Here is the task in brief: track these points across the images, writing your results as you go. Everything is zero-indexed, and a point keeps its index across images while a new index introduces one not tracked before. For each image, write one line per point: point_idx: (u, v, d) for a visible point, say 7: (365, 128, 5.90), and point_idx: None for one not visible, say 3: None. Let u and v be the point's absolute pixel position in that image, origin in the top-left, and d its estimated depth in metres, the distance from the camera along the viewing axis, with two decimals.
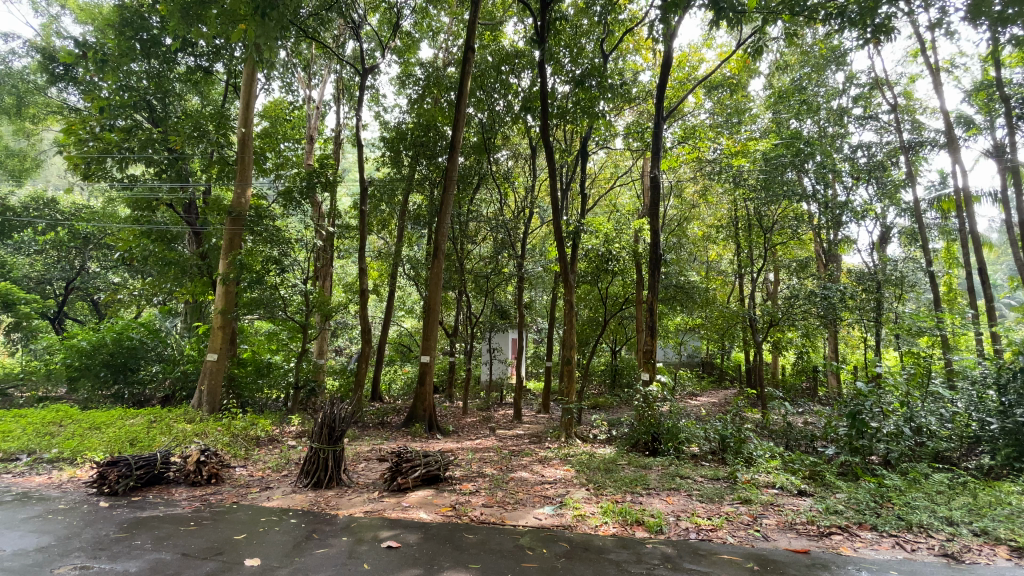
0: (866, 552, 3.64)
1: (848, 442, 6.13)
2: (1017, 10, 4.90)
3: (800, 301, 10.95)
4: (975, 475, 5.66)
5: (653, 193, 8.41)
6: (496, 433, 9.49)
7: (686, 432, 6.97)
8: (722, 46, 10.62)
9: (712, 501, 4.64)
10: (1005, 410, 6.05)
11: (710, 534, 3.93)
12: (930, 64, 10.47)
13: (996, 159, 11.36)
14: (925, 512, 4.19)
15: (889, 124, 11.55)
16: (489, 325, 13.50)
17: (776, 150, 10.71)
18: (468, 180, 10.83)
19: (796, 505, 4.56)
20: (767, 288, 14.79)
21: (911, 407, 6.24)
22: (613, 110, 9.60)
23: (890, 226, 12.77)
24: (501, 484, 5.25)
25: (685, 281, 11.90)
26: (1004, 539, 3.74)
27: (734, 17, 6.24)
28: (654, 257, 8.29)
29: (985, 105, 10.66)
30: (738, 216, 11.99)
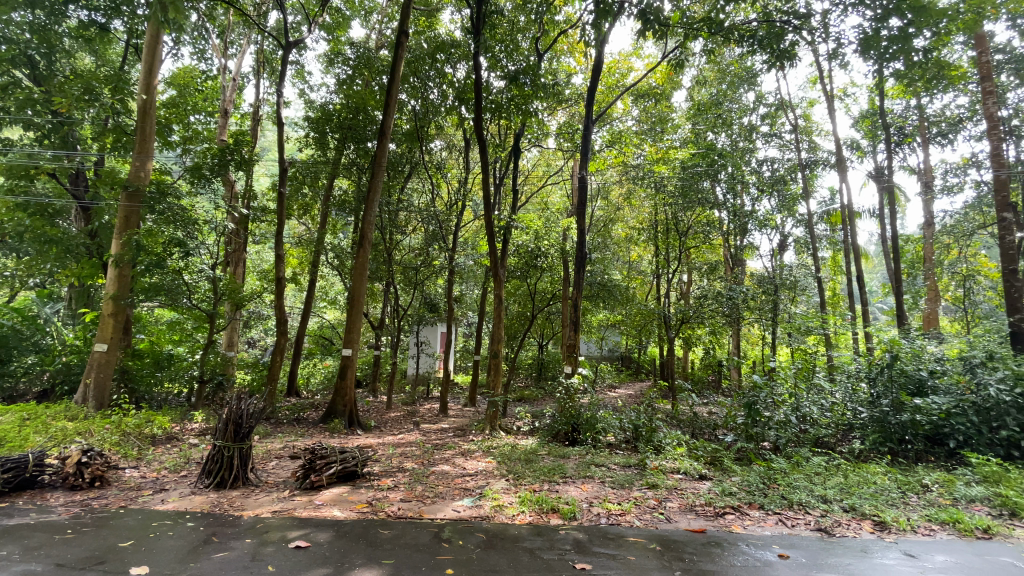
0: (754, 529, 4.02)
1: (744, 429, 6.73)
2: (899, 47, 5.71)
3: (709, 301, 11.89)
4: (847, 457, 6.45)
5: (581, 193, 8.61)
6: (420, 428, 9.35)
7: (602, 423, 7.21)
8: (650, 56, 11.10)
9: (623, 487, 4.89)
10: (873, 401, 6.98)
11: (619, 518, 4.14)
12: (827, 90, 11.64)
13: (877, 179, 12.90)
14: (805, 492, 4.71)
15: (790, 143, 12.72)
16: (417, 318, 13.30)
17: (693, 160, 11.51)
18: (398, 169, 10.53)
19: (697, 488, 4.93)
20: (681, 289, 15.79)
21: (798, 398, 6.93)
22: (546, 109, 9.77)
23: (787, 235, 14.09)
24: (422, 478, 5.19)
25: (608, 280, 12.49)
26: (868, 515, 4.29)
27: (658, 31, 6.62)
28: (580, 255, 8.50)
29: (869, 132, 12.05)
30: (658, 220, 12.67)
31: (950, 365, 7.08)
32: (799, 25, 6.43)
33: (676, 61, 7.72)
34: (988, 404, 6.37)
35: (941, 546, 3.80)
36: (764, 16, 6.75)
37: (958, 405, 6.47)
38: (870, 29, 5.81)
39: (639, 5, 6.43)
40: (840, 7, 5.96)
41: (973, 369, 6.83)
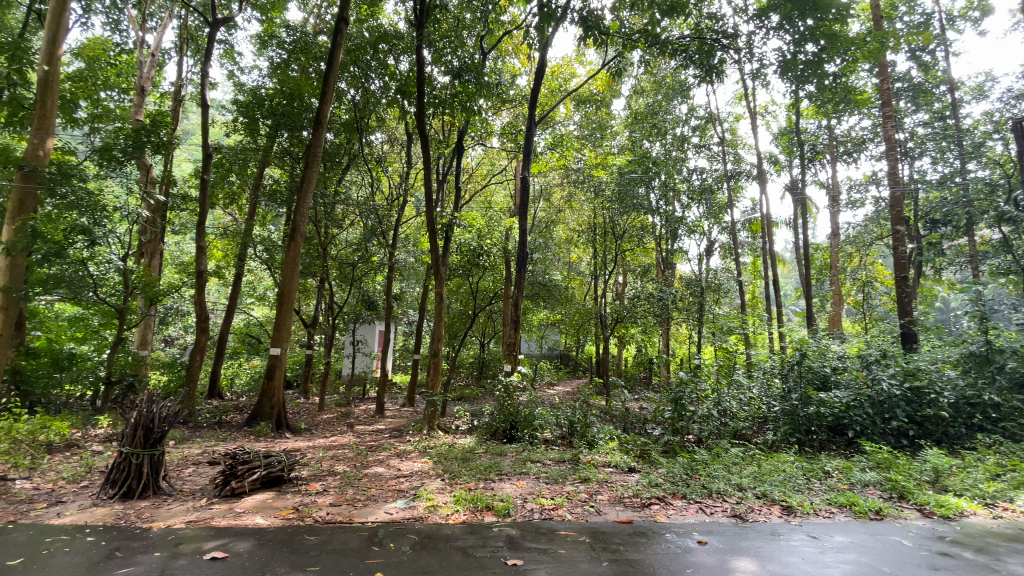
0: (677, 517, 4.26)
1: (671, 423, 7.11)
2: (813, 71, 6.25)
3: (641, 302, 12.46)
4: (762, 447, 6.97)
5: (523, 193, 8.69)
6: (354, 429, 9.07)
7: (540, 420, 7.47)
8: (592, 63, 11.42)
9: (557, 483, 5.00)
10: (785, 395, 7.57)
11: (552, 513, 4.23)
12: (751, 107, 12.50)
13: (792, 191, 14.02)
14: (723, 481, 5.04)
15: (718, 155, 13.54)
16: (354, 315, 12.90)
17: (630, 166, 11.98)
18: (335, 160, 10.15)
19: (626, 481, 5.14)
20: (617, 289, 16.37)
21: (719, 393, 7.37)
22: (489, 108, 9.78)
23: (713, 241, 15.00)
24: (353, 481, 5.04)
25: (548, 280, 12.71)
26: (777, 500, 4.66)
27: (598, 39, 6.83)
28: (522, 254, 8.56)
29: (787, 147, 13.06)
30: (596, 223, 13.11)
31: (850, 362, 7.85)
32: (727, 44, 6.87)
33: (615, 69, 7.99)
34: (882, 397, 7.16)
35: (839, 527, 4.20)
36: (696, 33, 7.13)
37: (856, 398, 7.23)
38: (789, 53, 6.30)
39: (581, 12, 6.60)
40: (763, 30, 6.42)
41: (869, 366, 7.63)
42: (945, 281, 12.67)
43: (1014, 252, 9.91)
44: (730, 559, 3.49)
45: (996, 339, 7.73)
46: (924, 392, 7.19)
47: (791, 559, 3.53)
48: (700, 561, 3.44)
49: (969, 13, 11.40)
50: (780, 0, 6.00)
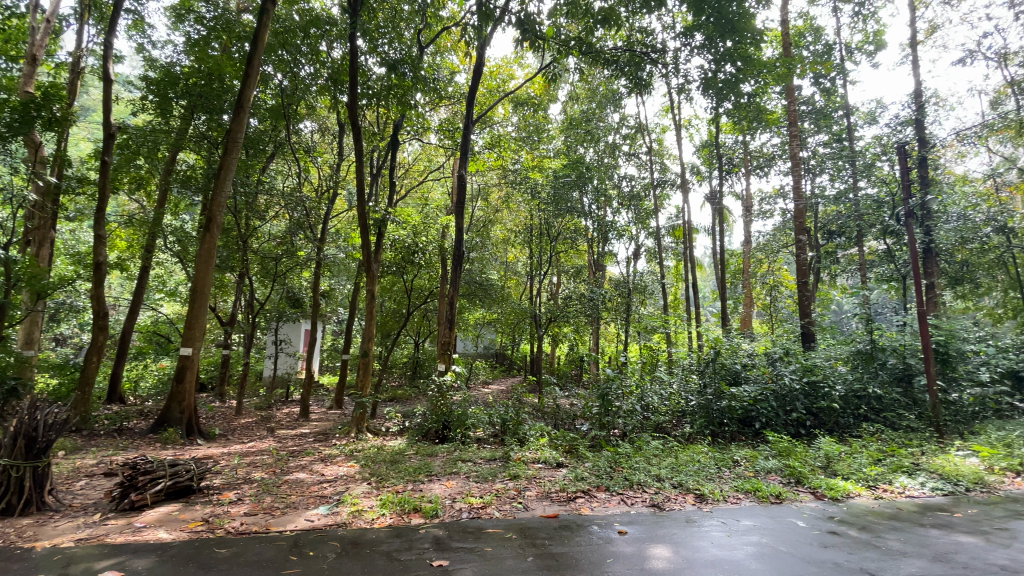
0: (600, 510, 4.43)
1: (598, 419, 7.40)
2: (731, 89, 6.73)
3: (574, 302, 12.98)
4: (680, 439, 7.41)
5: (460, 192, 8.63)
6: (275, 434, 8.60)
7: (473, 418, 7.38)
8: (530, 66, 11.57)
9: (486, 481, 5.04)
10: (701, 389, 8.11)
11: (480, 512, 4.25)
12: (676, 120, 13.25)
13: (712, 201, 15.02)
14: (644, 473, 5.32)
15: (646, 163, 14.21)
16: (278, 313, 12.25)
17: (565, 170, 12.32)
18: (260, 148, 9.54)
19: (554, 476, 5.28)
20: (551, 290, 16.76)
21: (643, 389, 7.76)
22: (426, 103, 9.64)
23: (641, 245, 15.78)
24: (272, 488, 4.78)
25: (484, 279, 12.75)
26: (691, 489, 4.99)
27: (535, 42, 6.94)
28: (457, 252, 8.48)
29: (708, 159, 13.97)
30: (532, 225, 13.57)
31: (758, 358, 8.55)
32: (656, 58, 7.22)
33: (551, 73, 8.16)
34: (784, 390, 7.87)
35: (745, 512, 4.57)
36: (628, 45, 7.44)
37: (762, 392, 7.89)
38: (710, 72, 6.76)
39: (519, 14, 6.69)
40: (687, 48, 6.83)
41: (773, 362, 8.35)
42: (838, 286, 14.15)
43: (894, 262, 11.25)
44: (647, 547, 3.69)
45: (878, 339, 8.75)
46: (819, 386, 7.98)
47: (701, 544, 3.79)
48: (620, 551, 3.60)
49: (865, 47, 12.73)
50: (704, 21, 6.39)
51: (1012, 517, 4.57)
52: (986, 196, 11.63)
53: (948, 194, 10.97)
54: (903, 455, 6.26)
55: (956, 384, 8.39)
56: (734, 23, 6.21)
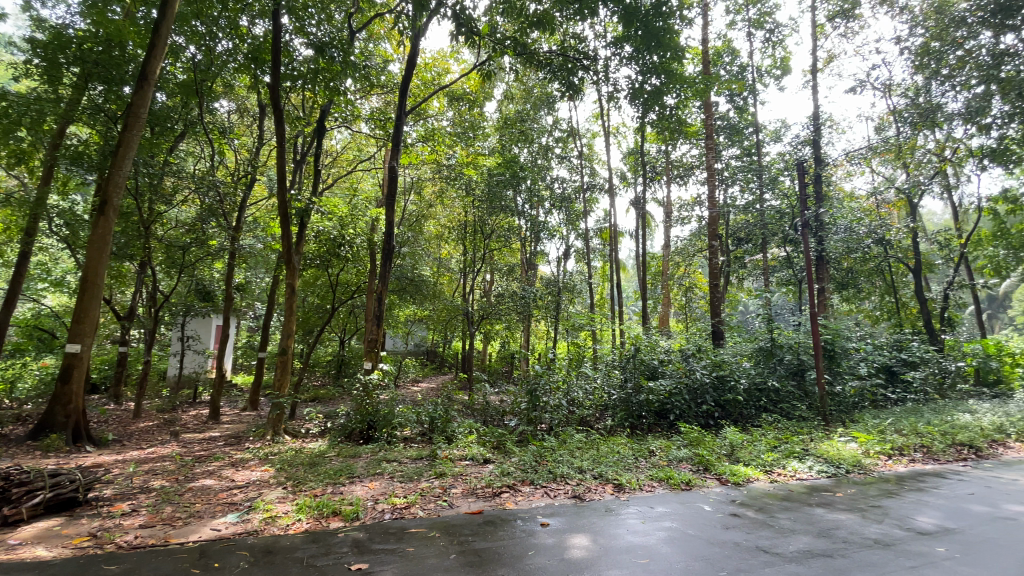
0: (523, 503, 4.52)
1: (526, 414, 7.53)
2: (654, 100, 7.11)
3: (506, 300, 13.06)
4: (603, 432, 7.73)
5: (390, 184, 8.40)
6: (179, 438, 7.92)
7: (400, 418, 7.18)
8: (465, 62, 11.48)
9: (411, 480, 4.96)
10: (622, 384, 8.51)
11: (403, 511, 4.18)
12: (606, 127, 13.77)
13: (637, 206, 15.78)
14: (567, 466, 5.50)
15: (577, 167, 14.63)
16: (186, 308, 11.27)
17: (499, 168, 12.27)
18: (167, 126, 8.68)
19: (480, 472, 5.31)
20: (483, 287, 16.80)
21: (569, 384, 8.00)
22: (356, 90, 9.25)
23: (571, 245, 16.29)
24: (174, 497, 4.40)
25: (416, 275, 12.53)
26: (610, 479, 5.22)
27: (471, 38, 6.90)
28: (387, 247, 8.20)
29: (634, 166, 14.66)
30: (466, 221, 13.50)
31: (674, 354, 9.14)
32: (587, 65, 7.44)
33: (486, 71, 8.15)
34: (696, 384, 8.46)
35: (658, 499, 4.85)
36: (562, 49, 7.60)
37: (677, 386, 8.42)
38: (636, 83, 7.10)
39: (453, 8, 6.62)
40: (617, 57, 7.11)
41: (687, 358, 8.94)
42: (745, 289, 15.42)
43: (792, 267, 12.45)
44: (568, 537, 3.81)
45: (777, 337, 9.64)
46: (727, 380, 8.65)
47: (617, 531, 3.98)
48: (541, 542, 3.69)
49: (773, 71, 13.93)
50: (633, 34, 6.65)
51: (880, 494, 5.23)
52: (868, 211, 13.17)
53: (838, 208, 12.28)
54: (795, 442, 6.95)
55: (840, 378, 9.44)
56: (659, 37, 6.54)
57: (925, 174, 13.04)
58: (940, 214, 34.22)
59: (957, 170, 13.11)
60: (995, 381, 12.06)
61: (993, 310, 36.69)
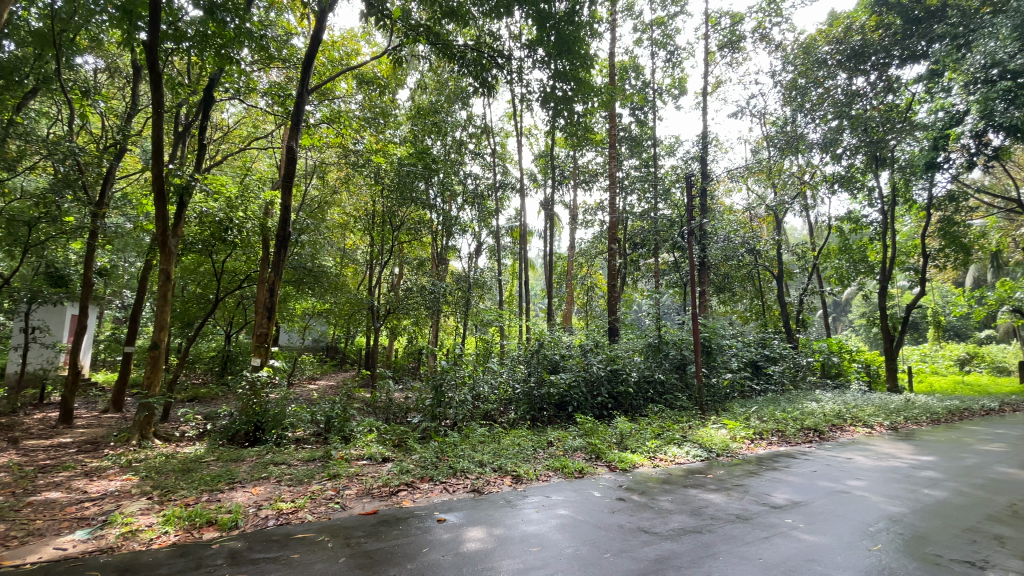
0: (421, 500, 4.46)
1: (429, 410, 7.43)
2: (563, 106, 7.37)
3: (413, 294, 12.61)
4: (505, 425, 7.87)
5: (287, 165, 7.79)
6: (17, 446, 6.71)
7: (292, 418, 6.75)
8: (377, 45, 11.03)
9: (300, 483, 4.67)
10: (526, 377, 8.72)
11: (289, 517, 3.93)
12: (518, 128, 14.03)
13: (546, 207, 16.29)
14: (467, 460, 5.53)
15: (490, 165, 14.72)
16: (30, 294, 9.57)
17: (410, 159, 11.68)
18: (13, 80, 7.26)
19: (377, 472, 5.15)
20: (390, 281, 16.30)
21: (474, 379, 8.04)
22: (251, 61, 8.45)
23: (482, 242, 16.41)
24: (5, 514, 3.72)
25: (316, 266, 11.79)
26: (509, 471, 5.34)
27: (382, 21, 6.64)
28: (282, 234, 7.58)
29: (544, 168, 15.10)
30: (374, 211, 12.91)
31: (575, 350, 9.56)
32: (501, 63, 7.51)
33: (399, 57, 7.85)
34: (593, 377, 8.95)
35: (553, 488, 5.06)
36: (477, 45, 7.56)
37: (576, 379, 8.83)
38: (548, 87, 7.29)
39: None
40: (530, 60, 7.24)
41: (586, 354, 9.43)
42: (639, 290, 16.59)
43: (679, 272, 13.67)
44: (463, 531, 3.83)
45: (664, 335, 10.51)
46: (620, 373, 9.25)
47: (513, 522, 4.08)
48: (437, 538, 3.66)
49: (672, 91, 15.09)
50: (546, 39, 6.83)
51: (743, 474, 5.91)
52: (744, 224, 14.82)
53: (720, 220, 13.68)
54: (676, 430, 7.63)
55: (716, 371, 10.53)
56: (570, 44, 6.76)
57: (789, 194, 14.93)
58: (799, 230, 39.44)
59: (814, 193, 15.18)
60: (836, 374, 14.18)
61: (835, 315, 43.17)
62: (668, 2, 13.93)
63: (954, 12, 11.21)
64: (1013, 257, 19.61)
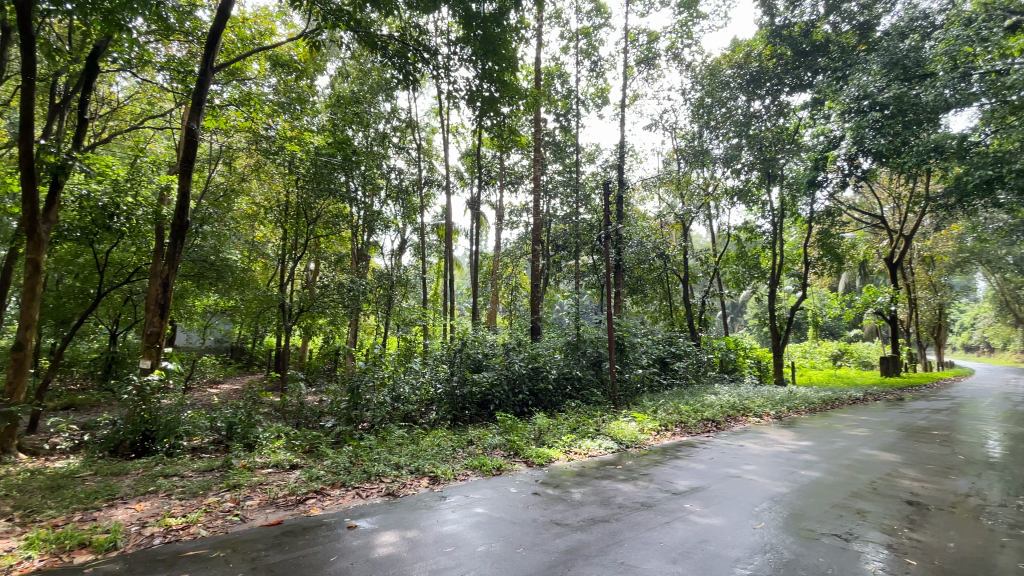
0: (330, 507, 4.28)
1: (345, 413, 7.15)
2: (489, 106, 7.42)
3: (331, 292, 12.04)
4: (425, 426, 7.76)
5: (187, 149, 7.09)
6: None
7: (188, 425, 6.19)
8: (296, 27, 10.40)
9: (195, 496, 4.30)
10: (448, 377, 8.64)
11: (180, 533, 3.60)
12: (444, 125, 13.89)
13: (472, 206, 16.29)
14: (383, 464, 5.39)
15: (415, 160, 14.44)
16: None
17: (328, 149, 11.00)
18: None
19: (283, 480, 4.86)
20: (306, 277, 15.47)
21: (395, 380, 7.83)
22: (147, 30, 7.60)
23: (406, 239, 16.07)
24: None
25: (220, 259, 10.89)
26: (427, 473, 5.28)
27: None
28: (179, 224, 6.87)
29: (471, 167, 15.08)
30: (288, 202, 12.15)
31: (498, 349, 9.64)
32: (428, 58, 7.39)
33: (317, 41, 7.43)
34: (514, 375, 9.11)
35: (470, 487, 5.07)
36: (403, 36, 7.37)
37: (498, 378, 8.92)
38: (474, 86, 7.29)
39: None
40: (456, 57, 7.19)
41: (509, 352, 9.55)
42: (561, 290, 17.10)
43: (598, 273, 14.27)
44: (375, 536, 3.74)
45: (583, 333, 10.94)
46: (540, 370, 9.50)
47: (428, 523, 4.04)
48: (346, 546, 3.54)
49: (596, 100, 15.67)
50: (472, 37, 6.80)
51: (649, 464, 6.30)
52: (656, 230, 15.80)
53: (636, 226, 14.52)
54: (591, 424, 7.98)
55: (629, 367, 11.14)
56: (496, 45, 6.79)
57: (696, 204, 16.15)
58: (703, 237, 42.70)
59: (717, 205, 16.50)
60: (733, 369, 15.56)
61: (732, 315, 47.26)
62: (593, 14, 14.49)
63: (835, 48, 12.71)
64: (876, 266, 22.66)
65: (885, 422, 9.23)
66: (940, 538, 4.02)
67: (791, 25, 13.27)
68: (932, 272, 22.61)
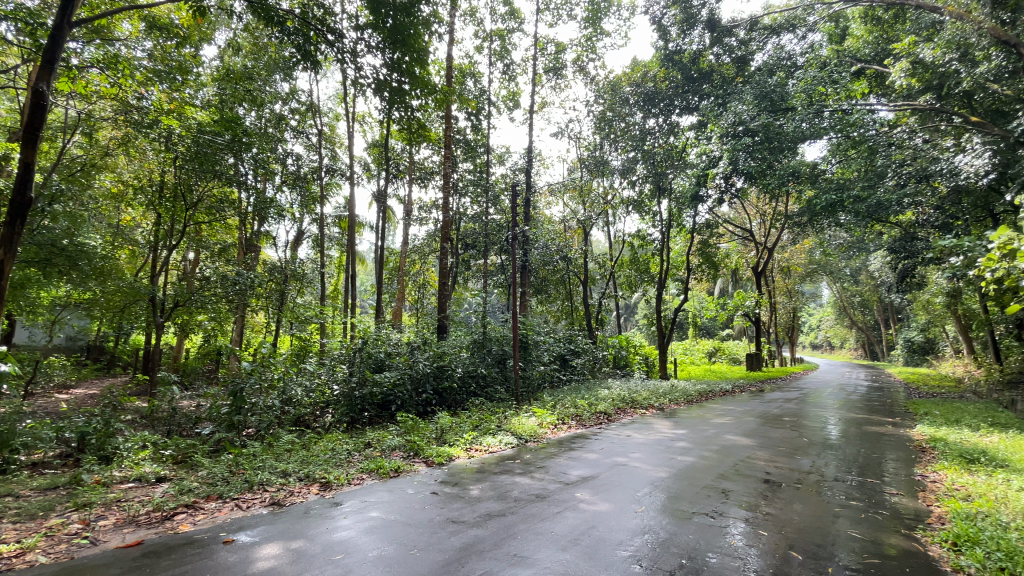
0: (204, 522, 3.92)
1: (226, 419, 6.56)
2: (397, 97, 7.22)
3: (212, 284, 10.92)
4: (319, 431, 7.38)
5: (33, 116, 5.95)
6: None
7: (25, 437, 5.27)
8: None
9: (32, 519, 3.71)
10: (346, 377, 8.27)
11: (11, 562, 3.09)
12: (349, 113, 13.26)
13: (378, 199, 15.73)
14: (268, 472, 5.04)
15: (315, 146, 13.60)
16: None
17: (214, 128, 9.99)
18: None
19: (148, 495, 4.36)
20: (184, 267, 13.90)
21: (286, 381, 7.33)
22: None
23: (303, 230, 15.11)
24: None
25: (74, 245, 9.37)
26: (317, 479, 5.04)
27: None
28: (18, 201, 5.81)
29: (377, 159, 14.56)
30: (163, 183, 10.79)
31: (401, 347, 9.42)
32: (332, 40, 6.98)
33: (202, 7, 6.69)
34: (418, 374, 8.95)
35: (365, 491, 4.92)
36: (303, 14, 6.87)
37: (401, 377, 8.72)
38: (382, 76, 7.05)
39: None
40: (364, 43, 6.89)
41: (413, 350, 9.37)
42: (468, 288, 17.14)
43: (504, 273, 14.52)
44: (256, 550, 3.50)
45: (488, 332, 11.09)
46: (445, 369, 9.47)
47: (317, 532, 3.87)
48: (220, 563, 3.26)
49: (508, 102, 15.91)
50: (379, 23, 6.56)
51: (546, 457, 6.57)
52: (560, 234, 16.45)
53: (541, 228, 15.00)
54: (492, 421, 8.12)
55: (531, 364, 11.48)
56: (405, 35, 6.65)
57: (596, 211, 17.07)
58: (602, 242, 45.19)
59: (614, 212, 17.61)
60: (625, 365, 16.70)
61: (625, 315, 50.56)
62: (507, 17, 14.67)
63: (717, 77, 14.16)
64: (746, 273, 25.61)
65: (749, 412, 10.50)
66: (787, 511, 4.69)
67: (682, 51, 14.14)
68: (789, 280, 26.06)
